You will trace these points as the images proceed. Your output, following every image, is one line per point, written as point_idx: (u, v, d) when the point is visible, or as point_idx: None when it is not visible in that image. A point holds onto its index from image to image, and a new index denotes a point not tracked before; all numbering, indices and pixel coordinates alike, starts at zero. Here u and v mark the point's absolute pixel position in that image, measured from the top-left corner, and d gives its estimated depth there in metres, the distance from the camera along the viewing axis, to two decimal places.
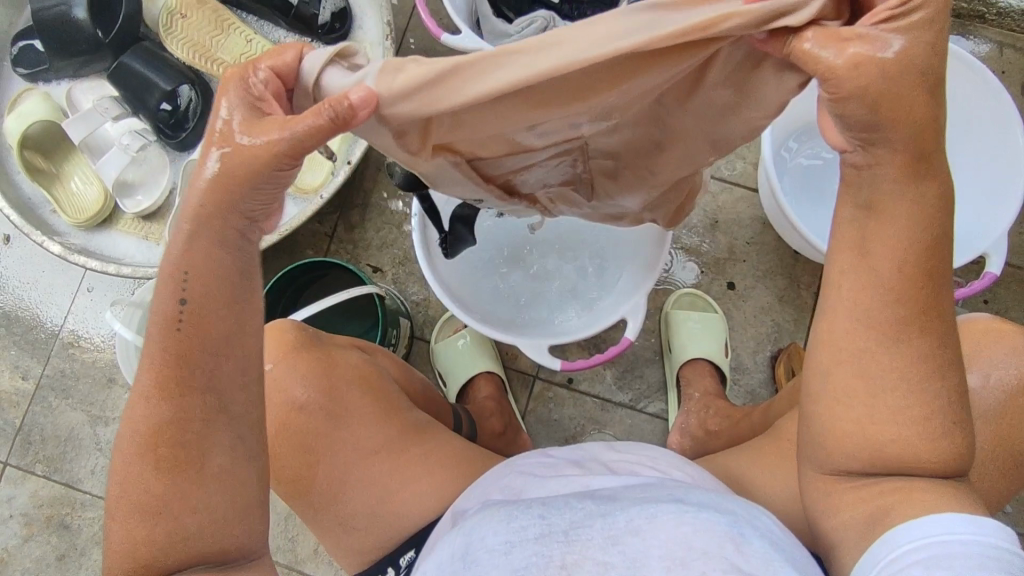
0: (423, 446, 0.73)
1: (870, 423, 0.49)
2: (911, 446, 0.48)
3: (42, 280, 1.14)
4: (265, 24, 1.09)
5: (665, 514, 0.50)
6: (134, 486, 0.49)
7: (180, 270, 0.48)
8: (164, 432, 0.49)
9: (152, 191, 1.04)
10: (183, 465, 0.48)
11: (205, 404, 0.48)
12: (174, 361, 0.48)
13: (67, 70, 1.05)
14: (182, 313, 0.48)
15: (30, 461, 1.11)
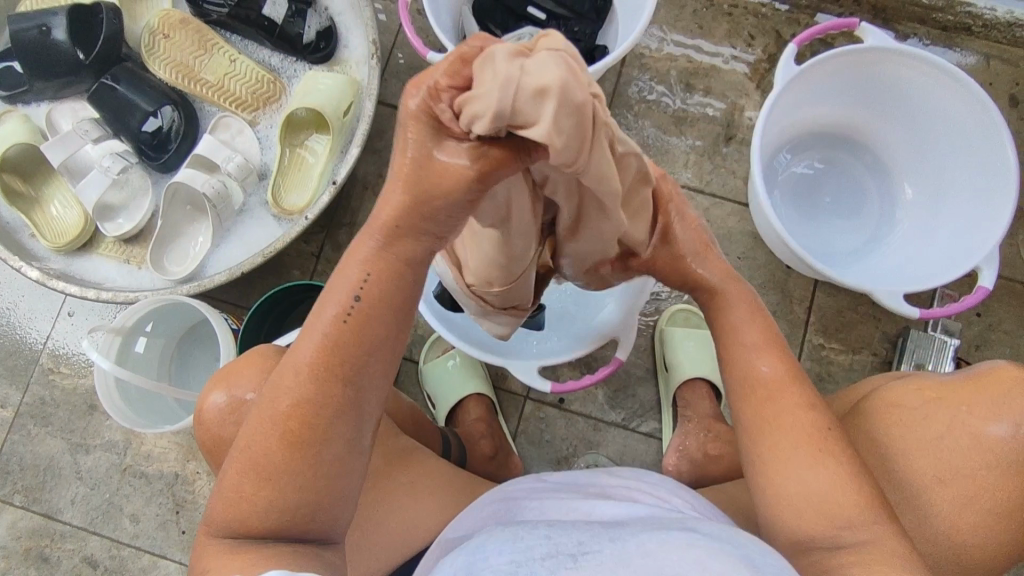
0: (408, 475, 0.71)
1: (807, 482, 0.55)
2: (844, 504, 0.54)
3: (22, 304, 1.12)
4: (249, 43, 1.08)
5: (674, 539, 0.49)
6: (251, 454, 0.51)
7: (362, 268, 0.50)
8: (299, 414, 0.50)
9: (134, 214, 1.02)
10: (260, 456, 0.50)
11: (285, 399, 0.50)
12: (326, 348, 0.50)
13: (49, 91, 1.03)
14: (353, 306, 0.50)
15: (9, 492, 1.08)
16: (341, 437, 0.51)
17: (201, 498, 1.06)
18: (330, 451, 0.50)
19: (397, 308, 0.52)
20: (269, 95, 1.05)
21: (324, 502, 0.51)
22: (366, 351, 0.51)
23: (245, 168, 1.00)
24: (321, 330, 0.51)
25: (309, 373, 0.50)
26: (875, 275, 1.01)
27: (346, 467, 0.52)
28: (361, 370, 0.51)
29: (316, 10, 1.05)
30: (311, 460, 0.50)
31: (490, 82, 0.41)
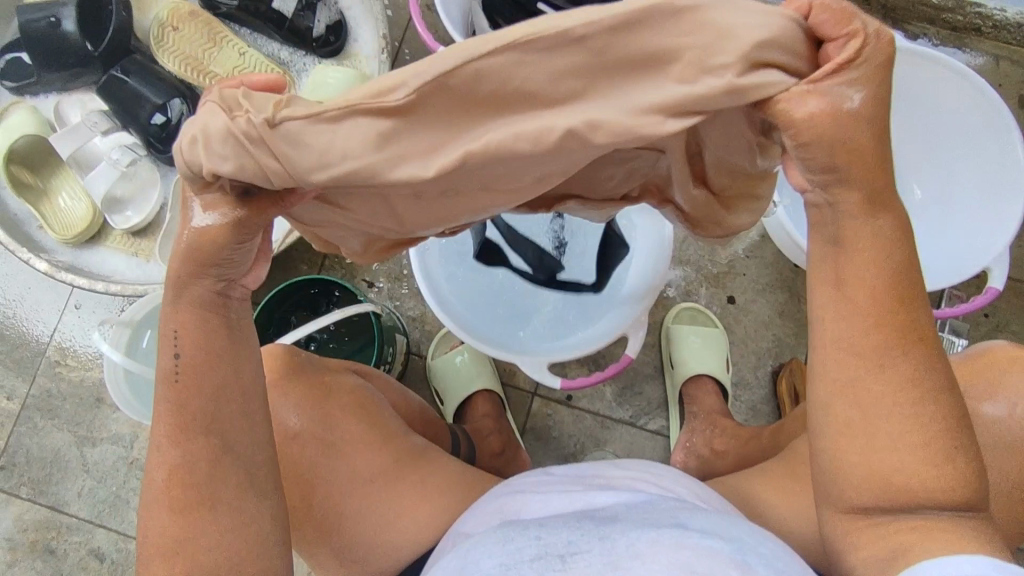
0: (423, 468, 0.71)
1: (872, 456, 0.45)
2: (919, 473, 0.45)
3: (29, 296, 1.12)
4: (258, 37, 1.08)
5: (663, 539, 0.49)
6: (150, 538, 0.49)
7: (169, 326, 0.48)
8: (178, 478, 0.49)
9: (143, 206, 1.02)
10: (160, 536, 0.49)
11: (160, 475, 0.49)
12: (181, 412, 0.48)
13: (56, 83, 1.03)
14: (178, 366, 0.48)
15: (15, 484, 1.08)
16: (230, 486, 0.50)
17: None
18: (224, 500, 0.49)
19: (221, 355, 0.49)
20: None
21: (238, 552, 0.50)
22: (219, 399, 0.49)
23: None
24: (166, 409, 0.49)
25: (185, 440, 0.48)
26: None
27: (249, 512, 0.50)
28: (222, 418, 0.49)
29: (326, 4, 1.05)
30: (211, 520, 0.49)
31: (341, 137, 0.35)
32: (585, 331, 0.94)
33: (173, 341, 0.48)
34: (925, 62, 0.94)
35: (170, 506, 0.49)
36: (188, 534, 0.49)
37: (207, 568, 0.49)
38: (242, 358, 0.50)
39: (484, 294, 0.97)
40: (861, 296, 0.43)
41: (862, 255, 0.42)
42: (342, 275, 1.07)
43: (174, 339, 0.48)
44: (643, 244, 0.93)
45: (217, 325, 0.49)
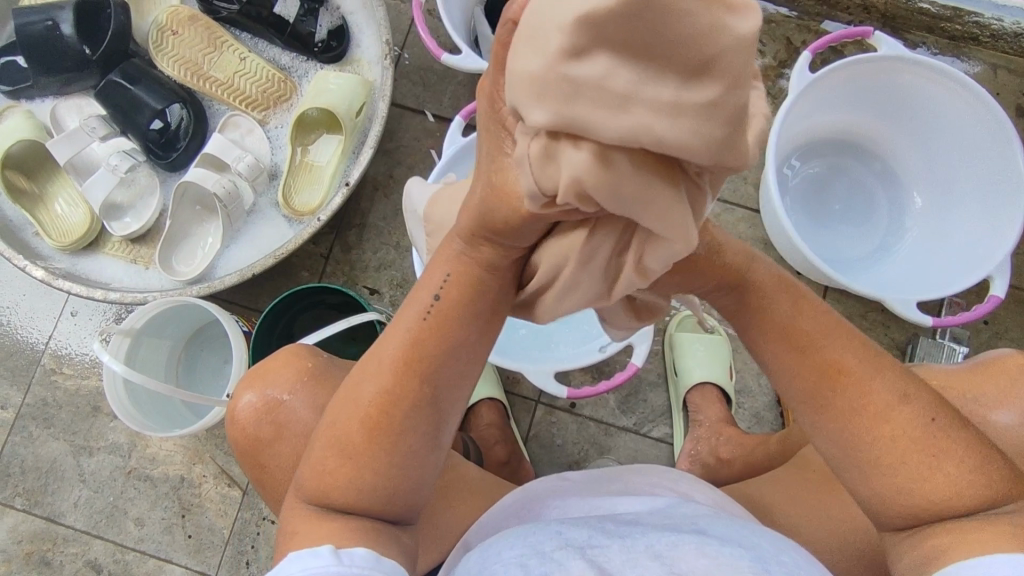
0: (451, 478, 0.71)
1: (925, 481, 0.50)
2: (936, 488, 0.50)
3: (23, 303, 1.10)
4: (258, 41, 1.06)
5: (687, 544, 0.48)
6: (334, 434, 0.54)
7: (443, 271, 0.53)
8: (382, 403, 0.53)
9: (141, 213, 1.00)
10: (346, 437, 0.53)
11: (370, 387, 0.54)
12: (412, 342, 0.53)
13: (53, 86, 1.01)
14: (433, 307, 0.53)
15: (9, 495, 1.06)
16: (415, 427, 0.53)
17: (208, 501, 1.05)
18: (408, 440, 0.53)
19: (478, 313, 0.54)
20: (279, 94, 1.03)
21: (399, 482, 0.53)
22: (449, 352, 0.54)
23: (255, 168, 0.98)
24: (402, 332, 0.54)
25: (391, 368, 0.53)
26: (884, 282, 1.03)
27: (421, 453, 0.54)
28: (442, 368, 0.54)
29: (328, 9, 1.04)
30: (389, 450, 0.53)
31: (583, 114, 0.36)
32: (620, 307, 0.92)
33: (438, 285, 0.53)
34: (919, 69, 0.94)
35: (367, 420, 0.53)
36: (371, 450, 0.53)
37: (372, 489, 0.53)
38: (484, 323, 0.54)
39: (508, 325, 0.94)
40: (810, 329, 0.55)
41: None
42: (343, 282, 1.07)
43: (441, 283, 0.53)
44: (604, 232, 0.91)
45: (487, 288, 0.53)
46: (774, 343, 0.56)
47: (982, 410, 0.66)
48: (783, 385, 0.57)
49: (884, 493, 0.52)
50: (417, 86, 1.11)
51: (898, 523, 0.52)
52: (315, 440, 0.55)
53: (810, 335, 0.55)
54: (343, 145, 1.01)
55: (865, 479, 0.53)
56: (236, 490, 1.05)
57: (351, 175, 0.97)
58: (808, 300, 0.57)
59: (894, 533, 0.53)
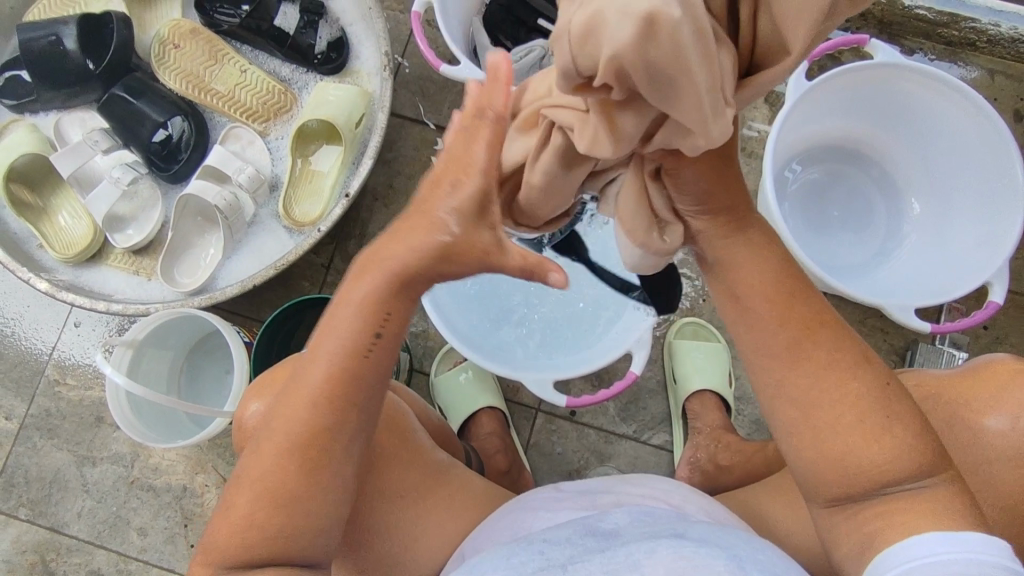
0: (439, 490, 0.70)
1: (851, 443, 0.52)
2: (865, 450, 0.51)
3: (28, 314, 1.11)
4: (259, 53, 1.07)
5: (663, 548, 0.50)
6: (257, 482, 0.52)
7: (381, 304, 0.52)
8: (317, 439, 0.52)
9: (143, 225, 1.01)
10: (274, 482, 0.51)
11: (299, 426, 0.52)
12: (345, 379, 0.52)
13: (57, 100, 1.02)
14: (377, 340, 0.53)
15: (13, 505, 1.07)
16: (348, 463, 0.54)
17: (210, 511, 1.06)
18: (342, 473, 0.53)
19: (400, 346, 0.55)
20: (280, 105, 1.04)
21: (325, 524, 0.53)
22: (378, 386, 0.54)
23: (256, 180, 0.99)
24: (328, 364, 0.52)
25: (324, 405, 0.52)
26: (881, 291, 1.03)
27: (346, 491, 0.54)
28: (371, 401, 0.54)
29: (328, 21, 1.05)
30: (319, 487, 0.52)
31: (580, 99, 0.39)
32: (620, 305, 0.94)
33: (377, 320, 0.52)
34: (916, 76, 0.95)
35: (301, 461, 0.52)
36: (304, 491, 0.52)
37: (301, 534, 0.52)
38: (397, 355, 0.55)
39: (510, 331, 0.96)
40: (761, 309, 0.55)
41: None
42: None
43: (380, 319, 0.52)
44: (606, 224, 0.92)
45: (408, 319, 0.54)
46: (743, 299, 0.56)
47: (979, 418, 0.67)
48: (745, 347, 0.57)
49: (817, 461, 0.53)
50: (417, 96, 1.12)
51: (836, 494, 0.53)
52: (235, 483, 0.53)
53: (790, 293, 0.55)
54: (343, 155, 1.01)
55: (815, 442, 0.53)
56: None
57: (352, 186, 0.98)
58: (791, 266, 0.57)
59: (825, 503, 0.55)
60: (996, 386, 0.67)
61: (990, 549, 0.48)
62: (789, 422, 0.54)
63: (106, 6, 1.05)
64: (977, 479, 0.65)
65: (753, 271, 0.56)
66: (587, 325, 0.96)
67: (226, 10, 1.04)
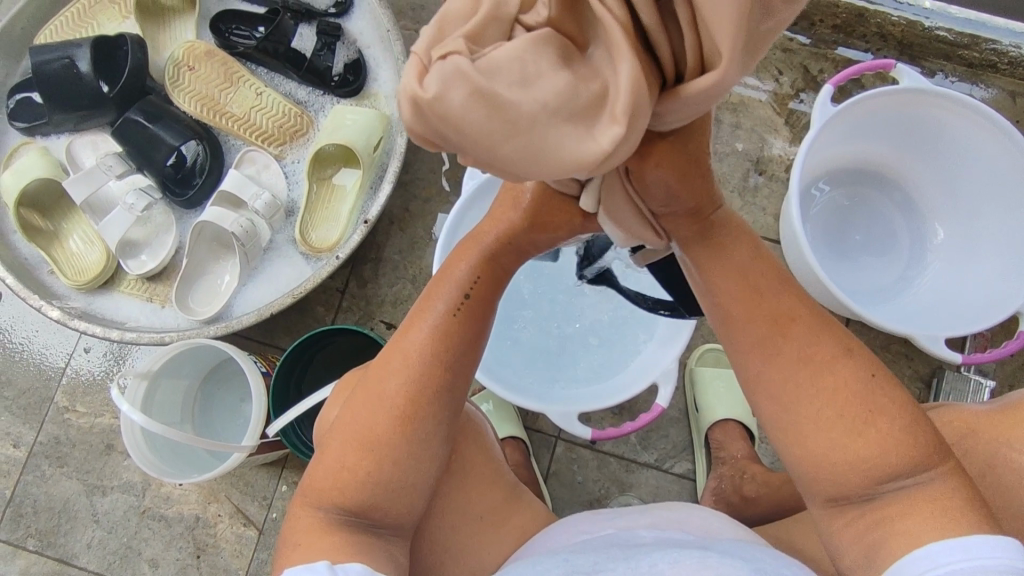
0: (514, 515, 0.68)
1: (832, 438, 0.51)
2: (855, 449, 0.50)
3: (36, 340, 1.09)
4: (275, 75, 1.05)
5: (687, 559, 0.51)
6: (354, 428, 0.56)
7: (473, 270, 0.61)
8: (408, 390, 0.56)
9: (158, 251, 0.99)
10: (365, 429, 0.55)
11: (393, 381, 0.56)
12: (439, 335, 0.58)
13: (68, 123, 1.00)
14: (465, 301, 0.59)
15: (22, 535, 1.05)
16: (435, 418, 0.57)
17: (223, 542, 1.03)
18: (429, 428, 0.56)
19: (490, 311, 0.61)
20: (296, 129, 1.02)
21: (409, 479, 0.55)
22: (470, 344, 0.59)
23: (272, 206, 0.97)
24: (428, 324, 0.58)
25: (418, 356, 0.57)
26: (903, 318, 1.01)
27: (433, 450, 0.57)
28: (458, 360, 0.58)
29: (345, 43, 1.04)
30: (407, 439, 0.55)
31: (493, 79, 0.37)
32: (652, 337, 0.91)
33: (467, 283, 0.60)
34: (942, 102, 0.94)
35: (392, 412, 0.55)
36: (390, 441, 0.55)
37: (385, 483, 0.54)
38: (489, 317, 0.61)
39: (535, 351, 0.96)
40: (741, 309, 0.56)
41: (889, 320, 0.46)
42: (359, 317, 1.06)
43: (470, 283, 0.60)
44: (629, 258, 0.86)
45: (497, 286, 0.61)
46: (720, 298, 0.57)
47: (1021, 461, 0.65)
48: (729, 347, 0.57)
49: (810, 462, 0.52)
50: None
51: (832, 494, 0.52)
52: (333, 434, 0.57)
53: (759, 286, 0.56)
54: (362, 181, 0.99)
55: (800, 439, 0.52)
56: (252, 530, 1.03)
57: (369, 213, 0.96)
58: (763, 255, 0.57)
59: (824, 505, 0.53)
60: None
61: (991, 552, 0.45)
62: (772, 420, 0.54)
63: (120, 27, 1.04)
64: None
65: (721, 271, 0.57)
66: (616, 353, 0.94)
67: (241, 33, 1.05)
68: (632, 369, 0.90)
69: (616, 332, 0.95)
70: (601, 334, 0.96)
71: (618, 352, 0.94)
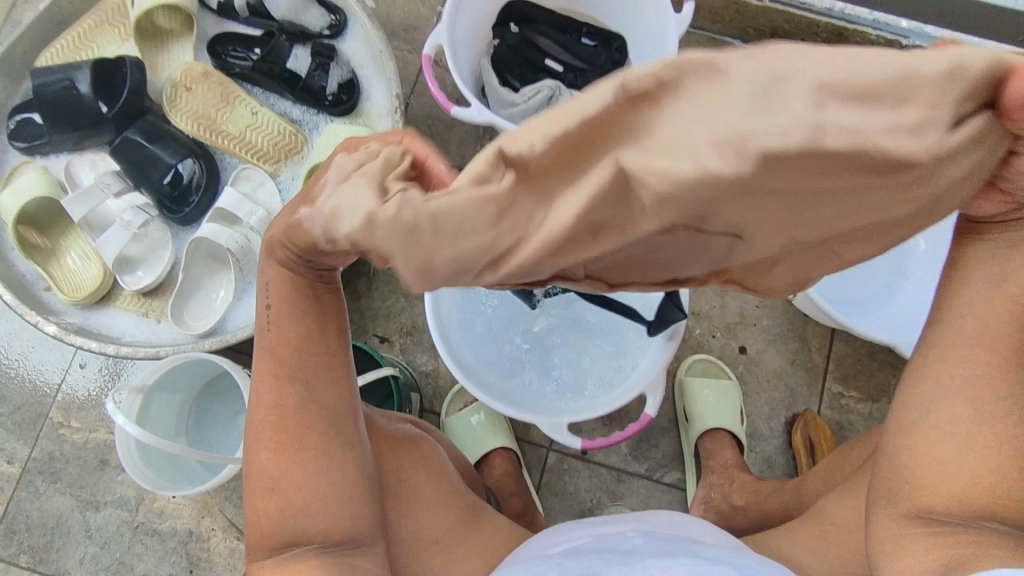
0: (479, 531, 0.69)
1: (967, 450, 0.49)
2: (988, 464, 0.49)
3: (32, 356, 1.10)
4: (270, 95, 1.08)
5: (678, 566, 0.54)
6: (253, 475, 0.56)
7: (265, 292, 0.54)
8: (279, 424, 0.54)
9: (154, 266, 1.01)
10: (260, 470, 0.55)
11: (265, 414, 0.55)
12: (278, 360, 0.54)
13: (67, 142, 1.03)
14: (269, 321, 0.54)
15: (14, 552, 1.05)
16: (311, 436, 0.55)
17: (217, 556, 1.04)
18: (310, 443, 0.55)
19: (310, 306, 0.54)
20: (291, 147, 1.05)
21: (323, 499, 0.55)
22: (306, 349, 0.54)
23: (267, 222, 0.99)
24: (265, 355, 0.55)
25: (268, 390, 0.55)
26: (886, 326, 1.05)
27: (328, 464, 0.55)
28: (300, 370, 0.54)
29: (339, 63, 1.06)
30: (295, 467, 0.54)
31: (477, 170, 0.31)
32: (640, 346, 0.94)
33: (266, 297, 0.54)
34: None
35: (272, 443, 0.55)
36: (284, 471, 0.54)
37: (300, 507, 0.54)
38: (320, 311, 0.54)
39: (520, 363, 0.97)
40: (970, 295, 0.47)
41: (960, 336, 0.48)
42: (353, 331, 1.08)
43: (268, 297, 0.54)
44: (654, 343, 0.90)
45: (301, 284, 0.53)
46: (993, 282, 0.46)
47: None
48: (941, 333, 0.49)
49: (929, 463, 0.50)
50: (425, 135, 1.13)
51: (930, 504, 0.51)
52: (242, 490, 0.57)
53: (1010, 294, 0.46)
54: None
55: (936, 442, 0.50)
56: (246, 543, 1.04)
57: None
58: None
59: (909, 508, 0.52)
60: None
61: None
62: (915, 426, 0.51)
63: (120, 49, 1.07)
64: None
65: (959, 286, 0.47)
66: (604, 364, 0.96)
67: (238, 55, 1.08)
68: (623, 379, 0.92)
69: (602, 343, 0.97)
70: (587, 345, 0.97)
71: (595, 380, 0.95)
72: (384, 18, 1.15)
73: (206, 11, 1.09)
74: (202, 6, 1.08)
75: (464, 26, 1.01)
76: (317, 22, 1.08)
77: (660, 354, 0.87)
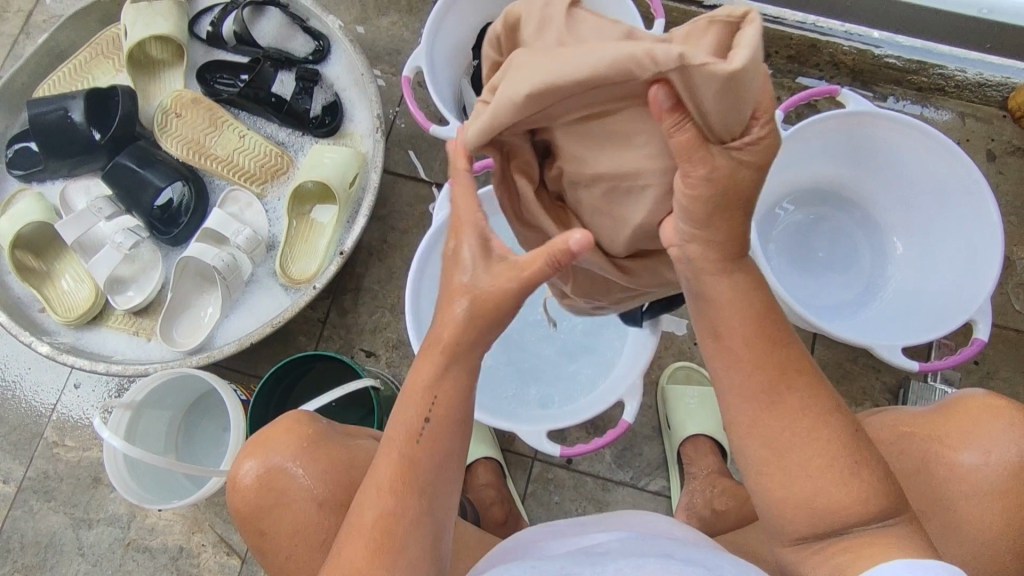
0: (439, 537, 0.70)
1: (801, 486, 0.50)
2: (837, 496, 0.50)
3: (28, 376, 1.12)
4: (257, 119, 1.12)
5: (654, 565, 0.51)
6: (338, 563, 0.54)
7: (441, 349, 0.54)
8: (387, 524, 0.53)
9: (144, 286, 1.04)
10: (347, 565, 0.53)
11: (371, 515, 0.53)
12: (409, 468, 0.54)
13: (62, 169, 1.07)
14: (424, 427, 0.54)
15: (8, 571, 1.06)
16: (415, 545, 0.53)
17: (206, 571, 1.05)
18: (409, 557, 0.52)
19: (457, 425, 0.54)
20: (276, 168, 1.08)
21: None
22: (439, 461, 0.54)
23: (253, 240, 1.02)
24: (396, 453, 0.54)
25: (388, 490, 0.54)
26: (865, 331, 1.04)
27: (424, 573, 0.53)
28: (428, 484, 0.54)
29: (323, 87, 1.10)
30: (391, 570, 0.52)
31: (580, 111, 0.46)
32: (623, 351, 0.95)
33: (425, 408, 0.54)
34: (894, 124, 0.98)
35: (371, 543, 0.53)
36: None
37: None
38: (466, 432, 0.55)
39: (500, 371, 0.99)
40: (739, 344, 0.51)
41: (734, 373, 0.52)
42: (339, 346, 1.09)
43: (428, 406, 0.54)
44: (633, 345, 0.92)
45: (466, 404, 0.54)
46: (724, 338, 0.52)
47: (948, 450, 0.67)
48: (717, 389, 0.54)
49: (783, 507, 0.52)
50: (408, 154, 1.15)
51: (799, 531, 0.52)
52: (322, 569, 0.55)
53: (774, 333, 0.51)
54: (337, 215, 1.05)
55: (781, 485, 0.51)
56: (235, 559, 1.05)
57: (342, 244, 1.01)
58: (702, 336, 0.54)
59: (790, 538, 0.53)
60: (974, 422, 0.67)
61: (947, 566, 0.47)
62: (751, 466, 0.53)
63: (114, 79, 1.12)
64: (968, 515, 0.65)
65: (735, 314, 0.51)
66: (585, 372, 0.98)
67: (226, 81, 1.12)
68: (601, 385, 0.94)
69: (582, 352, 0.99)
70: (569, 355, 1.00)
71: (574, 386, 0.97)
72: (369, 44, 1.19)
73: (196, 41, 1.14)
74: (192, 37, 1.14)
75: (444, 49, 1.05)
76: (302, 49, 1.12)
77: (647, 352, 0.88)
